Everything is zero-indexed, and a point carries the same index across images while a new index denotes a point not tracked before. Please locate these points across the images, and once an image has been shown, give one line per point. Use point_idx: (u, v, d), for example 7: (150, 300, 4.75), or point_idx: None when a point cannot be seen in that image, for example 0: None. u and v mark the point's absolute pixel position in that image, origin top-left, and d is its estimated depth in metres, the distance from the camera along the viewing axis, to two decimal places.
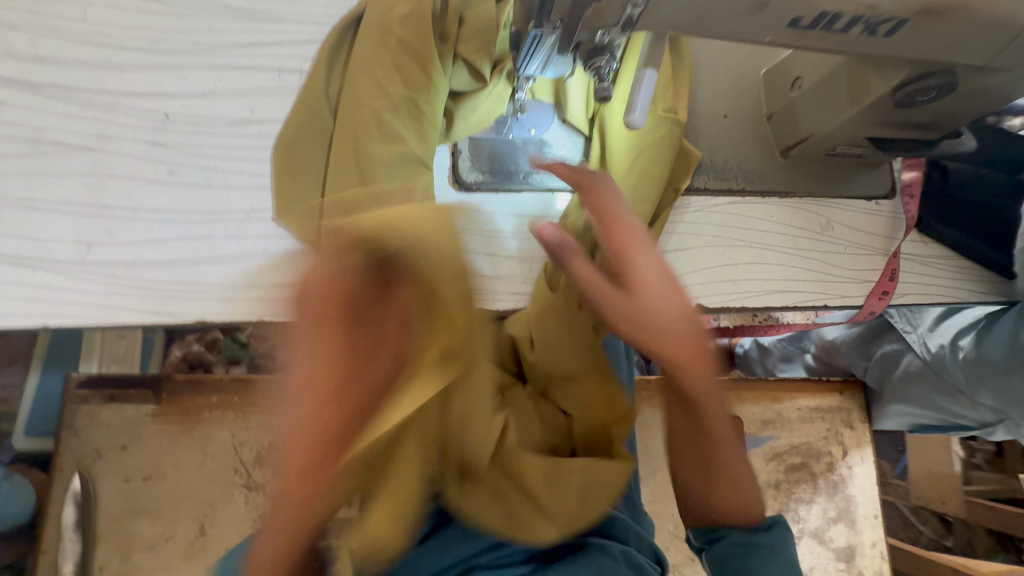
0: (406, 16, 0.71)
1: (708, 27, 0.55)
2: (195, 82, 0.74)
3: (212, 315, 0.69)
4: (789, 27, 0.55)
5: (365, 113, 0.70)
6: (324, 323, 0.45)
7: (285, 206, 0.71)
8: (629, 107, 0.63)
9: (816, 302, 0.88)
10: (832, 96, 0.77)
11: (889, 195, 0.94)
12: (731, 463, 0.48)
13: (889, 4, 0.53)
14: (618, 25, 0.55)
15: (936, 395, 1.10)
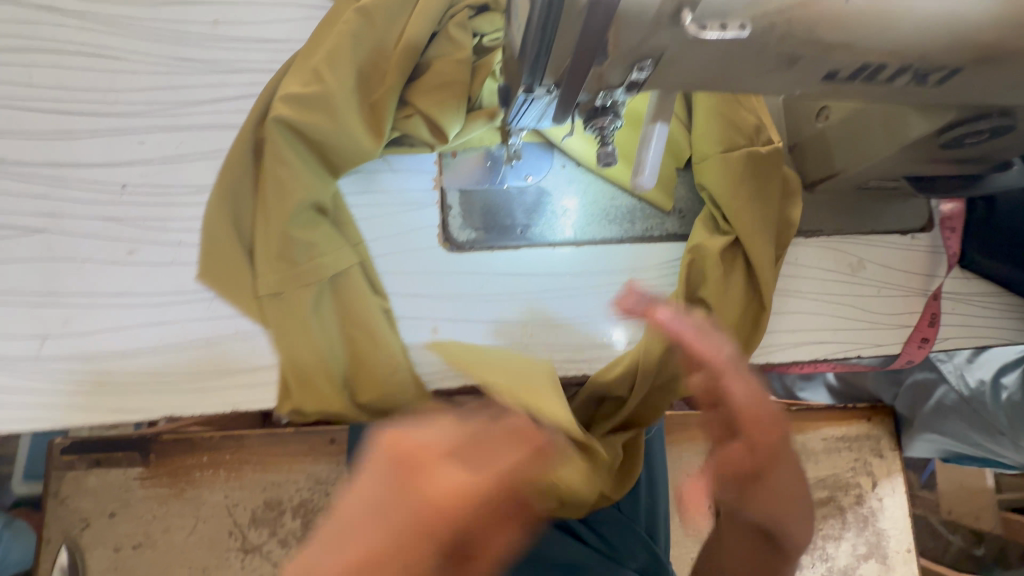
0: (360, 37, 0.65)
1: (729, 85, 0.47)
2: (153, 146, 0.67)
3: (183, 408, 0.63)
4: (824, 80, 0.47)
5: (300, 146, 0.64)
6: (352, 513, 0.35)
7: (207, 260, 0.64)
8: (636, 167, 0.56)
9: (849, 352, 0.80)
10: (866, 133, 0.68)
11: (926, 228, 0.85)
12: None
13: (944, 51, 0.45)
14: (622, 86, 0.47)
15: (971, 432, 1.02)
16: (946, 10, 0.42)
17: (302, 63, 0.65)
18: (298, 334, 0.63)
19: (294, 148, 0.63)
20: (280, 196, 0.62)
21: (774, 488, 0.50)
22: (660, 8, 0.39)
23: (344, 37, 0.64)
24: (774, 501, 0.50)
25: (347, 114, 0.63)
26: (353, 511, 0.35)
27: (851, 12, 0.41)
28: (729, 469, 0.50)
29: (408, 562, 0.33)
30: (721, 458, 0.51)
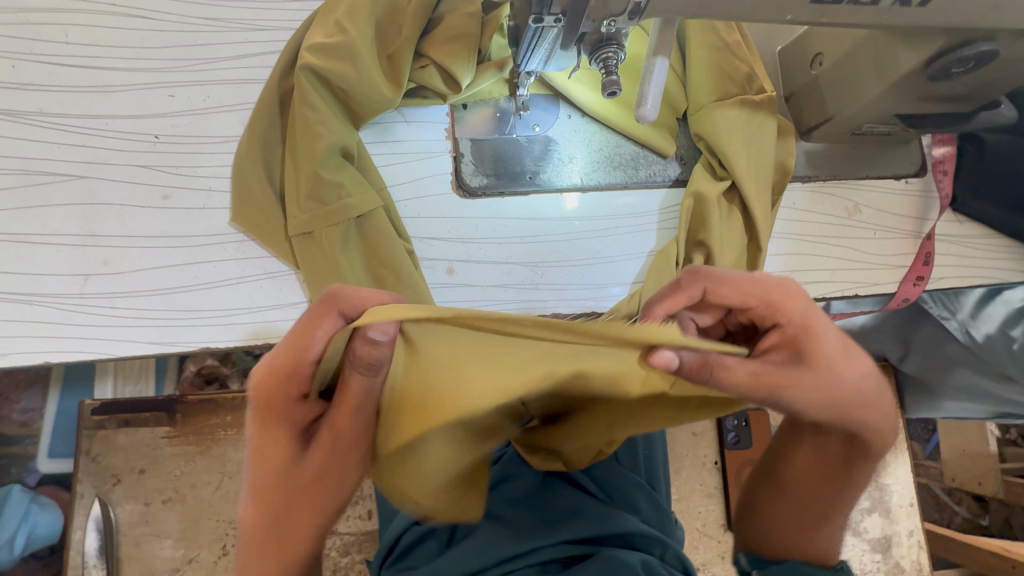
0: None
1: (725, 9, 0.51)
2: (184, 99, 0.71)
3: (218, 341, 0.67)
4: (813, 3, 0.51)
5: (323, 92, 0.67)
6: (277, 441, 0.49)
7: (239, 206, 0.69)
8: (639, 100, 0.59)
9: (846, 292, 0.84)
10: (857, 73, 0.72)
11: (918, 173, 0.88)
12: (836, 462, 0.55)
13: None
14: (625, 13, 0.50)
15: (981, 381, 1.02)
16: None
17: (325, 19, 0.69)
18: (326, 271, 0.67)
19: (321, 97, 0.67)
20: (309, 143, 0.67)
21: (822, 371, 0.49)
22: None
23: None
24: (824, 395, 0.50)
25: (368, 61, 0.67)
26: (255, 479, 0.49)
27: None
28: (769, 373, 0.48)
29: (308, 463, 0.49)
30: (767, 366, 0.48)
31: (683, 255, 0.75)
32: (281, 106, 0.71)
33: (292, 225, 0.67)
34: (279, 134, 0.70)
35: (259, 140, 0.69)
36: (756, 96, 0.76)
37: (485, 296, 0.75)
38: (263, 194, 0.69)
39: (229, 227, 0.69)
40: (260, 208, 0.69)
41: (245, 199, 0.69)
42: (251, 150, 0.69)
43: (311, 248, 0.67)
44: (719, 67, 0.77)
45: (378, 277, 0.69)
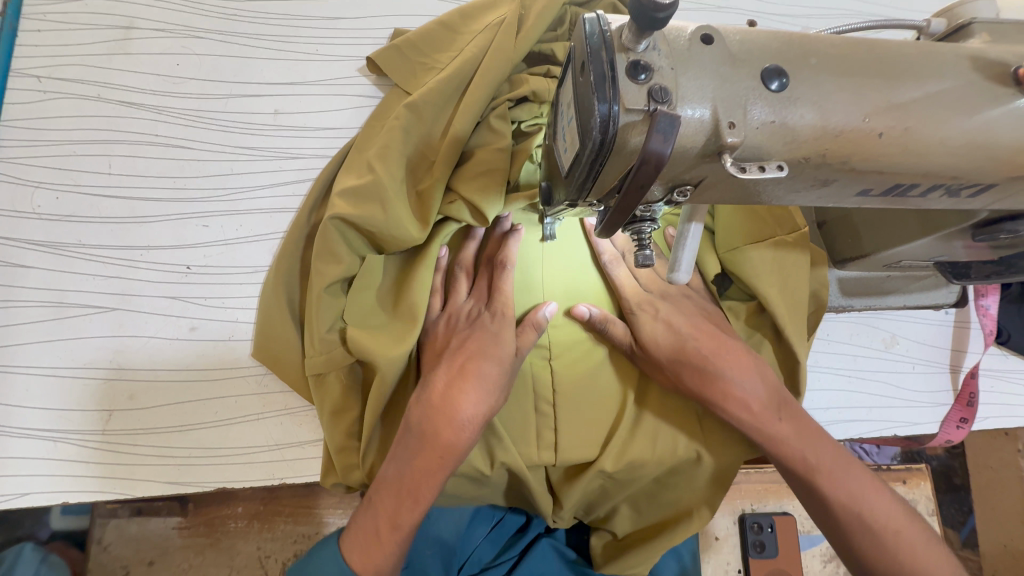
0: (406, 127, 0.69)
1: (764, 200, 0.49)
2: (217, 228, 0.72)
3: (233, 481, 0.66)
4: (857, 195, 0.48)
5: (347, 231, 0.66)
6: (434, 410, 0.63)
7: (262, 342, 0.68)
8: (672, 265, 0.57)
9: (884, 432, 0.80)
10: (895, 220, 0.68)
11: (960, 304, 0.83)
12: (760, 424, 0.67)
13: (975, 173, 0.46)
14: (660, 201, 0.48)
15: None
16: (974, 137, 0.44)
17: (358, 158, 0.70)
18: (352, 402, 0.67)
19: (348, 242, 0.66)
20: (329, 289, 0.66)
21: (679, 313, 0.72)
22: (703, 147, 0.41)
23: (395, 132, 0.68)
24: (675, 335, 0.70)
25: (398, 202, 0.66)
26: (440, 392, 0.64)
27: (880, 144, 0.43)
28: (646, 300, 0.73)
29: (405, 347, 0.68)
30: (634, 303, 0.73)
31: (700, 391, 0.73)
32: (307, 242, 0.70)
33: (311, 366, 0.65)
34: (300, 272, 0.69)
35: (284, 268, 0.68)
36: (789, 235, 0.73)
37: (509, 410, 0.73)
38: (285, 331, 0.67)
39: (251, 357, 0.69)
40: (281, 347, 0.67)
41: (268, 334, 0.68)
42: (282, 276, 0.68)
43: (326, 390, 0.66)
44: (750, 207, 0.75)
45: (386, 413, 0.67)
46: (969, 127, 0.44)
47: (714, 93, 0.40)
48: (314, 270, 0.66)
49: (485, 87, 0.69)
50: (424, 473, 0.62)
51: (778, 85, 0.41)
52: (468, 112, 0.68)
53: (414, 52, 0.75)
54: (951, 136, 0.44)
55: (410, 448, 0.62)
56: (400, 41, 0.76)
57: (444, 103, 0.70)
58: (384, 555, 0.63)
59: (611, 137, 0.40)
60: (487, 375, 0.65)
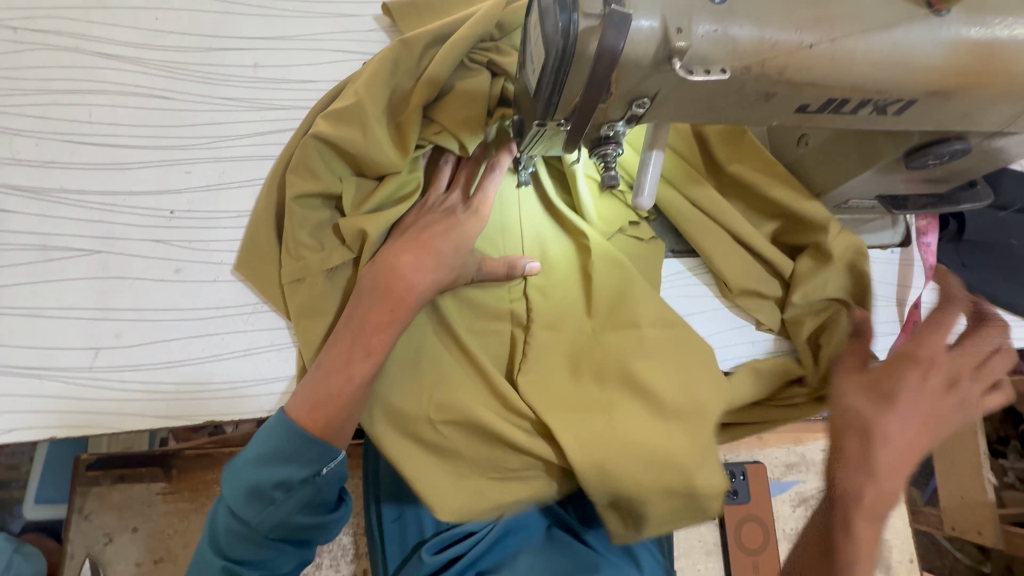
0: (391, 57, 0.70)
1: (716, 117, 0.54)
2: (199, 175, 0.74)
3: (221, 414, 0.68)
4: (797, 112, 0.54)
5: (324, 148, 0.69)
6: (391, 270, 0.66)
7: (246, 261, 0.71)
8: (636, 190, 0.61)
9: None
10: (841, 157, 0.75)
11: (904, 243, 0.90)
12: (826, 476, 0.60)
13: (898, 87, 0.52)
14: (622, 119, 0.53)
15: None
16: (895, 53, 0.50)
17: (348, 84, 0.72)
18: (322, 321, 0.69)
19: (327, 160, 0.69)
20: (303, 200, 0.69)
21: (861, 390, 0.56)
22: (655, 55, 0.45)
23: (381, 63, 0.70)
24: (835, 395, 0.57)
25: (375, 124, 0.68)
26: (399, 254, 0.67)
27: (813, 57, 0.48)
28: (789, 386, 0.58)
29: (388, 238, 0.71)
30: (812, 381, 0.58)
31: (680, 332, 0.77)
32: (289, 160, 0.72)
33: (291, 278, 0.68)
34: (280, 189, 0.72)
35: (269, 192, 0.71)
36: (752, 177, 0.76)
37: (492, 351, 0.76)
38: (270, 252, 0.71)
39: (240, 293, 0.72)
40: (263, 264, 0.71)
41: (254, 255, 0.71)
42: (268, 199, 0.71)
43: (302, 306, 0.69)
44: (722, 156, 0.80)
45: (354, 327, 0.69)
46: (888, 43, 0.50)
47: (664, 7, 0.45)
48: (295, 180, 0.69)
49: (472, 32, 0.69)
50: (372, 320, 0.64)
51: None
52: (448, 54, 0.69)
53: (426, 11, 0.80)
54: (873, 51, 0.49)
55: (370, 298, 0.65)
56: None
57: (434, 45, 0.71)
58: (326, 416, 0.62)
59: (572, 42, 0.44)
60: (446, 246, 0.67)
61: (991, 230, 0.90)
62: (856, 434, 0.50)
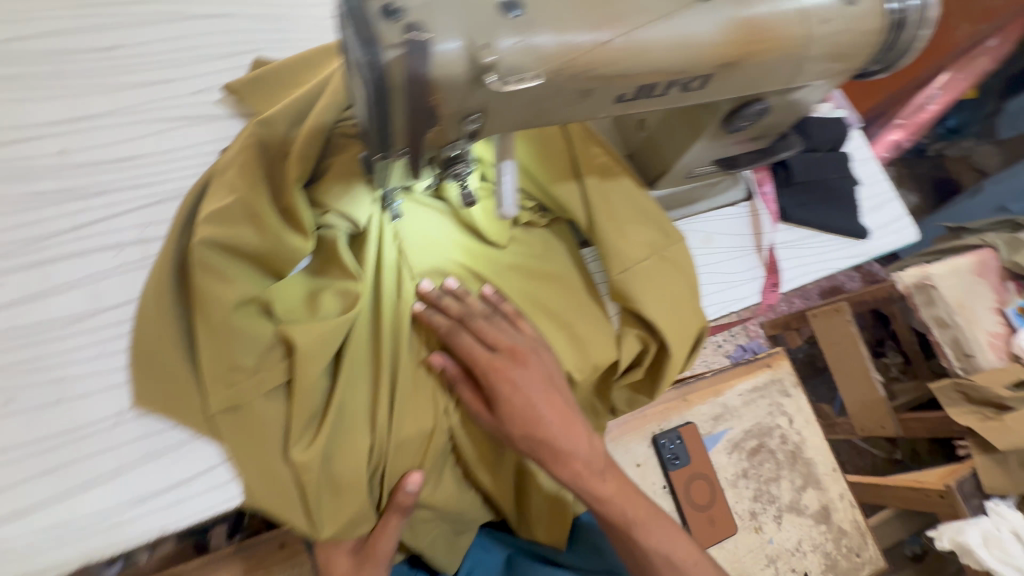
0: (262, 142, 0.69)
1: (549, 120, 0.57)
2: (13, 287, 0.65)
3: (100, 549, 0.62)
4: (617, 103, 0.58)
5: (222, 255, 0.64)
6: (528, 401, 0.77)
7: (146, 394, 0.65)
8: (499, 200, 0.65)
9: (722, 311, 0.96)
10: (677, 135, 0.84)
11: (749, 197, 1.02)
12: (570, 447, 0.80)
13: (694, 67, 0.59)
14: (462, 138, 0.54)
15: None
16: (683, 39, 0.56)
17: (219, 180, 0.67)
18: (267, 433, 0.67)
19: (228, 265, 0.65)
20: (235, 313, 0.65)
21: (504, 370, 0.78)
22: (468, 73, 0.46)
23: (251, 148, 0.68)
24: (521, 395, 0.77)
25: (272, 220, 0.65)
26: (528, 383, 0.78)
27: (614, 53, 0.53)
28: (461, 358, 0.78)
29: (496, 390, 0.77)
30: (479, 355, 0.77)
31: (590, 321, 0.87)
32: (182, 276, 0.66)
33: (219, 403, 0.65)
34: (184, 309, 0.66)
35: (156, 313, 0.65)
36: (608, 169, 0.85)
37: (433, 402, 0.79)
38: (165, 374, 0.65)
39: (96, 406, 0.65)
40: (169, 391, 0.65)
41: (154, 383, 0.65)
42: (161, 321, 0.65)
43: (243, 424, 0.66)
44: (584, 148, 0.85)
45: (309, 426, 0.68)
46: (675, 31, 0.55)
47: (464, 25, 0.45)
48: (204, 299, 0.64)
49: (328, 97, 0.70)
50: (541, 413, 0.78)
51: (517, 8, 0.48)
52: (314, 128, 0.69)
53: (276, 81, 0.77)
54: (663, 37, 0.55)
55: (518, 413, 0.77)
56: (260, 70, 0.77)
57: (294, 118, 0.71)
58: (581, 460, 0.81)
59: (382, 76, 0.43)
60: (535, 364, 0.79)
61: (812, 170, 1.04)
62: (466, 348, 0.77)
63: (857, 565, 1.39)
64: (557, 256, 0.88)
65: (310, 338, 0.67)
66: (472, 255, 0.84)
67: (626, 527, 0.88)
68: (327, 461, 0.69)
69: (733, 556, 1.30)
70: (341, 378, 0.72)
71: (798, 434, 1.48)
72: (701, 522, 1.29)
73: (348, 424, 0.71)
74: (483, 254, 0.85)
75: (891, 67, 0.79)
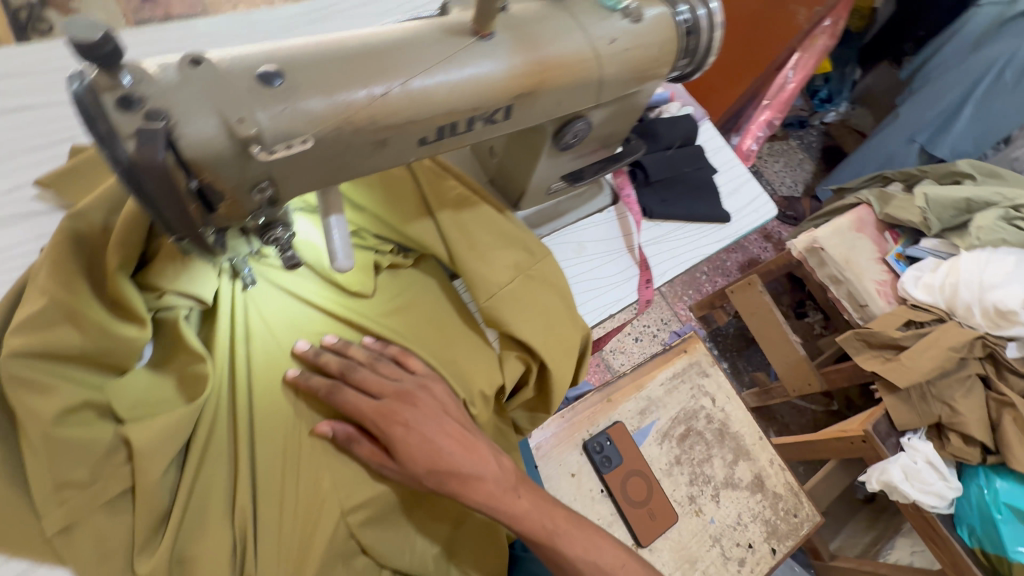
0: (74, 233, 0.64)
1: (351, 173, 0.57)
2: None
3: None
4: (421, 145, 0.60)
5: (38, 365, 0.61)
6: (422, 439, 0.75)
7: None
8: (331, 254, 0.62)
9: (603, 315, 0.99)
10: (520, 157, 0.86)
11: (614, 201, 1.07)
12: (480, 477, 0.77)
13: (487, 102, 0.61)
14: (261, 206, 0.54)
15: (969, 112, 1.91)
16: (466, 79, 0.58)
17: (31, 285, 0.62)
18: (107, 543, 0.64)
19: (48, 372, 0.62)
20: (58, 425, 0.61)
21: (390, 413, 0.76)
22: (229, 149, 0.46)
23: (61, 241, 0.62)
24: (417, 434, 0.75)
25: (96, 316, 0.63)
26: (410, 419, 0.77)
27: (394, 104, 0.54)
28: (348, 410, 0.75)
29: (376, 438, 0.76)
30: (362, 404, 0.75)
31: (465, 354, 0.86)
32: None
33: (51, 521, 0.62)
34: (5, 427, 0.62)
35: None
36: (462, 198, 0.86)
37: (313, 473, 0.74)
38: None
39: None
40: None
41: None
42: None
43: (81, 539, 0.63)
44: (434, 185, 0.85)
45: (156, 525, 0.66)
46: (455, 73, 0.57)
47: (213, 102, 0.45)
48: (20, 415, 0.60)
49: None
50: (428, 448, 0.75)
51: (280, 76, 0.48)
52: (131, 211, 0.64)
53: (92, 169, 0.73)
54: (444, 81, 0.57)
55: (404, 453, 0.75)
56: (70, 161, 0.73)
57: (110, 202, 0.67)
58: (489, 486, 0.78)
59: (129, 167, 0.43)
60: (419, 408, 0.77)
61: (666, 167, 1.12)
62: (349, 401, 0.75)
63: (796, 525, 1.43)
64: (427, 294, 0.88)
65: (149, 436, 0.66)
66: (338, 306, 0.83)
67: (555, 543, 0.83)
68: (179, 558, 0.67)
69: (676, 545, 1.34)
70: (193, 468, 0.70)
71: (724, 410, 1.53)
72: (640, 518, 1.32)
73: (198, 517, 0.69)
74: (348, 304, 0.84)
75: (702, 68, 0.84)
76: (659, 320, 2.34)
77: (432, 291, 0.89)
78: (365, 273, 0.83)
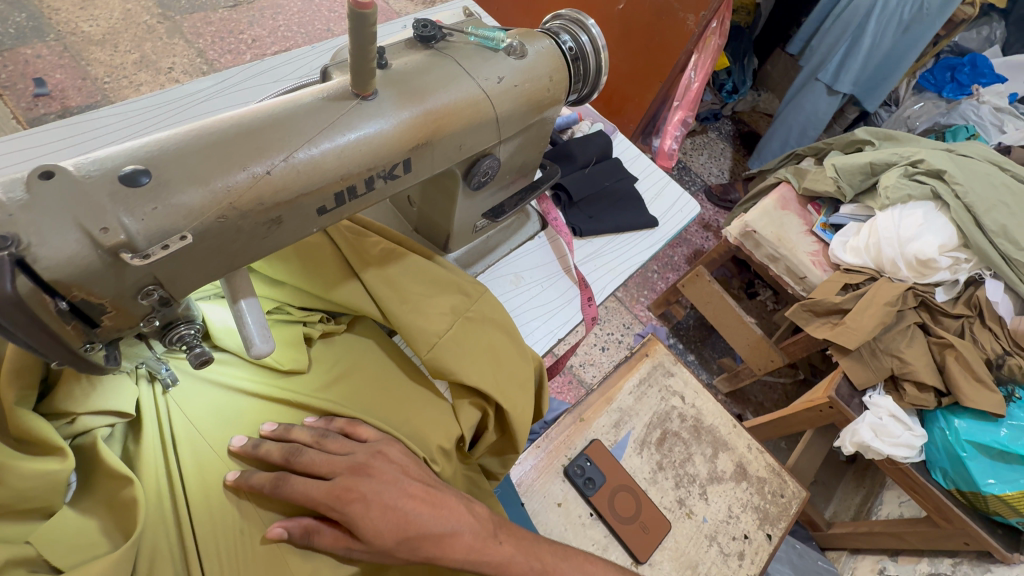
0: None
1: (248, 257, 0.55)
2: None
3: None
4: (320, 214, 0.58)
5: None
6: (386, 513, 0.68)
7: None
8: (246, 342, 0.58)
9: (552, 341, 0.98)
10: (437, 202, 0.86)
11: (543, 226, 1.07)
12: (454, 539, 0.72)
13: (380, 160, 0.60)
14: (155, 308, 0.51)
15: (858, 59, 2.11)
16: (353, 142, 0.57)
17: None
18: None
19: None
20: None
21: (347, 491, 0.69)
22: (97, 261, 0.43)
23: None
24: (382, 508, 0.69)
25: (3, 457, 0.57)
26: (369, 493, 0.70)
27: (279, 180, 0.52)
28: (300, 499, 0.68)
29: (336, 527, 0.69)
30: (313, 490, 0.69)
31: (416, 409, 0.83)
32: None
33: None
34: None
35: None
36: (385, 253, 0.85)
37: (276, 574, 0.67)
38: None
39: None
40: None
41: None
42: None
43: None
44: (353, 243, 0.83)
45: None
46: (340, 138, 0.56)
47: (71, 215, 0.43)
48: None
49: None
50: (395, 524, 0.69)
51: (146, 173, 0.46)
52: None
53: None
54: (330, 148, 0.55)
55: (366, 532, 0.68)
56: None
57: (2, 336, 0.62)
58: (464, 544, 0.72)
59: None
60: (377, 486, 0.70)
61: (586, 185, 1.14)
62: (298, 490, 0.68)
63: (785, 505, 1.43)
64: (367, 356, 0.86)
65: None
66: (272, 388, 0.79)
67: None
68: None
69: (675, 553, 1.32)
70: None
71: (695, 406, 1.54)
72: (634, 534, 1.29)
73: None
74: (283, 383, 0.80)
75: (597, 88, 0.85)
76: (621, 326, 2.37)
77: (371, 352, 0.86)
78: (296, 346, 0.80)
